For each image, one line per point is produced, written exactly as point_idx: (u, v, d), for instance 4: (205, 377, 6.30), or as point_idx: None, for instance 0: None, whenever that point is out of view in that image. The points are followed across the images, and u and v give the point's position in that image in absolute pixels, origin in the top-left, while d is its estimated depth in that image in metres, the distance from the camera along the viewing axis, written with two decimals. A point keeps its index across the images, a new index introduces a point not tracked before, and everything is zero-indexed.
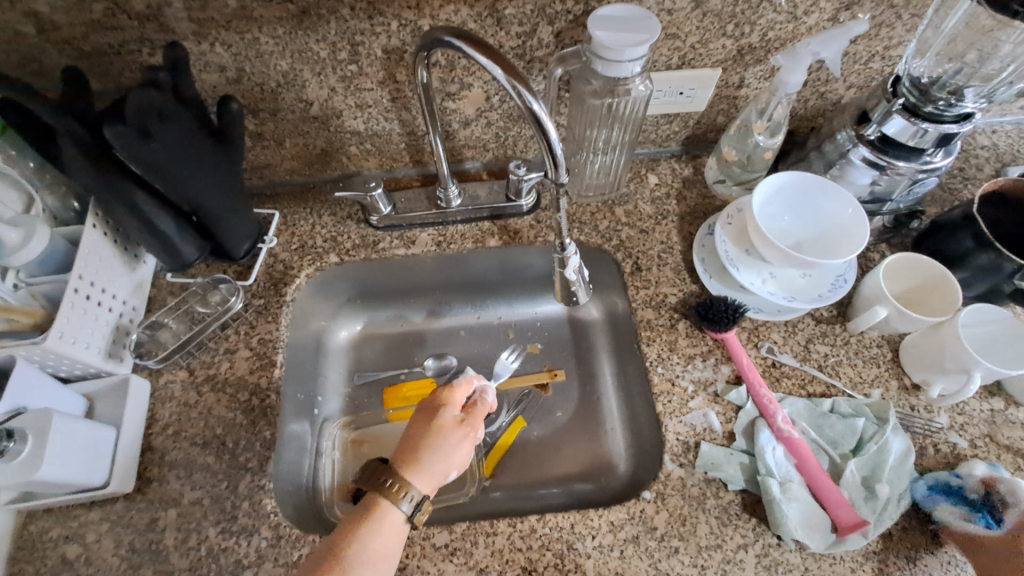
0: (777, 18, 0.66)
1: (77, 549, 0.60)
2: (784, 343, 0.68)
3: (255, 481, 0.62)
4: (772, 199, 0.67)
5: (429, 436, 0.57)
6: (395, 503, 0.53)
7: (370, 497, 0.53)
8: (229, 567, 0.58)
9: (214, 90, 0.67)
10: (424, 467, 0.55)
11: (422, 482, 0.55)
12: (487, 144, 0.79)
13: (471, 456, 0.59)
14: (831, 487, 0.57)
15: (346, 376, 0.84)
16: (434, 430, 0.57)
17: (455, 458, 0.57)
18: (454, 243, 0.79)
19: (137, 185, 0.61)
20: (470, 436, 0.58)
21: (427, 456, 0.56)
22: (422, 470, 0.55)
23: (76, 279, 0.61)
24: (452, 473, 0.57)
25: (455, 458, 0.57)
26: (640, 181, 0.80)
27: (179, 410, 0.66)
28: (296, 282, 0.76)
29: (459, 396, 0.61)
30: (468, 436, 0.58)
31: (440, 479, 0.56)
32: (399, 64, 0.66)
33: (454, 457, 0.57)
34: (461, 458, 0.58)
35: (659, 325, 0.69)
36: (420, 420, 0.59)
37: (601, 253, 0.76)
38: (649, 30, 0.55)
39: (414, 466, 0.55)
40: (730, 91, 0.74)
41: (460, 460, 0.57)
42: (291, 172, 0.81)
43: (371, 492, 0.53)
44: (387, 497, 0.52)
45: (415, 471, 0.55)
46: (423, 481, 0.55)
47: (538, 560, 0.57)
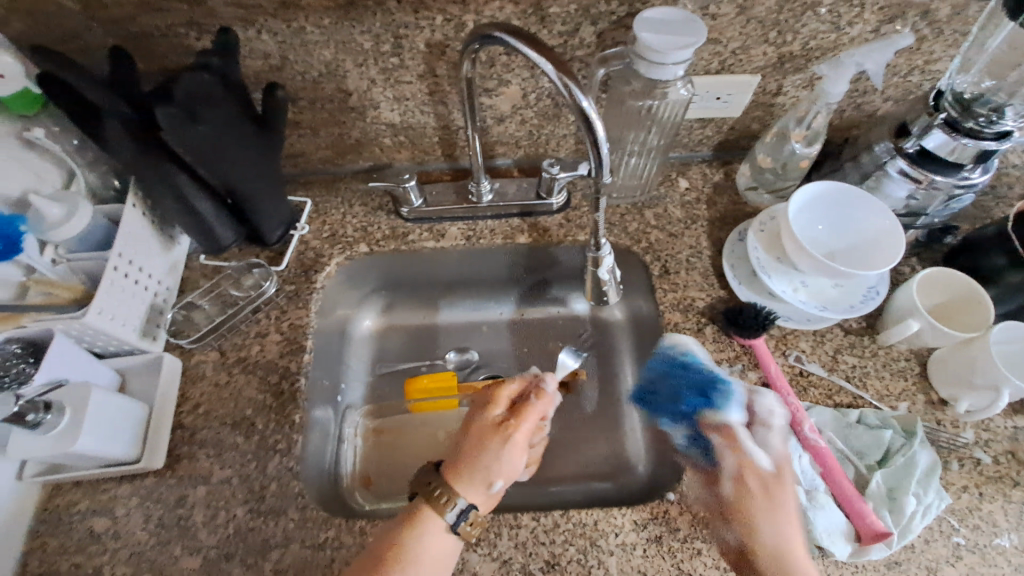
0: (820, 28, 0.66)
1: (106, 522, 0.61)
2: (812, 353, 0.68)
3: (283, 463, 0.63)
4: (806, 209, 0.67)
5: (473, 444, 0.58)
6: (439, 510, 0.55)
7: (417, 503, 0.55)
8: (256, 546, 0.59)
9: (257, 77, 0.68)
10: (467, 474, 0.56)
11: (467, 490, 0.56)
12: (520, 141, 0.80)
13: (520, 463, 0.58)
14: (859, 498, 0.57)
15: (369, 365, 0.85)
16: (478, 438, 0.58)
17: (498, 465, 0.56)
18: (483, 238, 0.79)
19: (178, 167, 0.62)
20: (510, 442, 0.58)
21: (470, 464, 0.56)
22: (467, 479, 0.56)
23: (116, 257, 0.62)
24: (498, 483, 0.56)
25: (498, 465, 0.56)
26: (671, 185, 0.80)
27: (210, 390, 0.68)
28: (326, 269, 0.77)
29: (500, 403, 0.61)
30: (508, 443, 0.57)
31: (486, 488, 0.56)
32: (440, 58, 0.67)
33: (498, 465, 0.56)
34: (509, 465, 0.57)
35: (686, 328, 0.70)
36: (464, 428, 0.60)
37: (629, 254, 0.76)
38: (698, 34, 0.56)
39: (458, 474, 0.56)
40: (767, 98, 0.74)
41: (504, 469, 0.56)
42: (324, 161, 0.82)
43: (418, 499, 0.56)
44: (431, 504, 0.55)
45: (458, 479, 0.56)
46: (467, 489, 0.56)
47: (561, 555, 0.58)
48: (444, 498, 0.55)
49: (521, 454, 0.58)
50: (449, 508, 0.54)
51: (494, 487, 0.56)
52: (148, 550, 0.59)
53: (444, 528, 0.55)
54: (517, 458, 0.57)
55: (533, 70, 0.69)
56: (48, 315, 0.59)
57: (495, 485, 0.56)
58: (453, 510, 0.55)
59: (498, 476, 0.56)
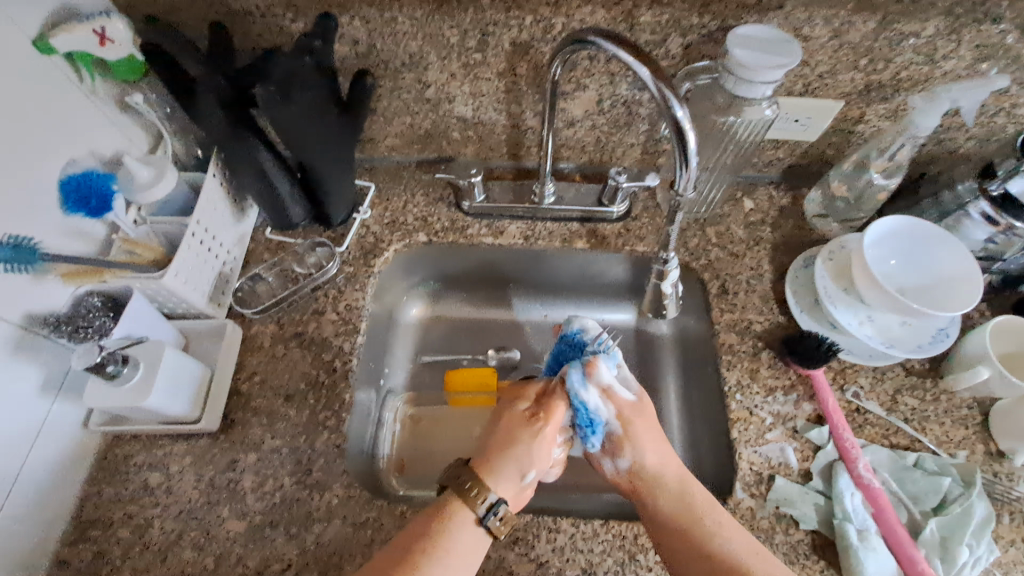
0: (913, 59, 0.64)
1: (160, 477, 0.63)
2: (870, 390, 0.66)
3: (332, 439, 0.65)
4: (881, 242, 0.65)
5: (503, 436, 0.59)
6: (471, 505, 0.54)
7: (447, 497, 0.55)
8: (300, 518, 0.60)
9: (342, 62, 0.69)
10: (500, 467, 0.57)
11: (500, 482, 0.56)
12: (586, 146, 0.80)
13: (548, 456, 0.60)
14: (912, 544, 0.56)
15: (413, 354, 0.85)
16: (510, 430, 0.60)
17: (531, 458, 0.58)
18: (541, 239, 0.79)
19: (260, 142, 0.64)
20: (542, 435, 0.59)
21: (503, 456, 0.58)
22: (499, 471, 0.57)
23: (195, 223, 0.65)
24: (531, 474, 0.58)
25: (531, 457, 0.58)
26: (735, 205, 0.79)
27: (266, 360, 0.70)
28: (385, 255, 0.78)
29: (529, 393, 0.63)
30: (540, 435, 0.59)
31: (519, 480, 0.57)
32: (523, 57, 0.68)
33: (530, 456, 0.58)
34: (540, 457, 0.59)
35: (742, 351, 0.69)
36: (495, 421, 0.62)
37: (688, 270, 0.75)
38: (791, 55, 0.55)
39: (491, 466, 0.57)
40: (847, 125, 0.73)
41: (536, 461, 0.58)
42: (391, 149, 0.83)
43: (449, 491, 0.55)
44: (463, 498, 0.54)
45: (492, 471, 0.57)
46: (501, 482, 0.56)
47: (598, 564, 0.58)
48: (473, 491, 0.55)
49: (551, 448, 0.60)
50: (479, 502, 0.54)
51: (526, 479, 0.57)
52: (198, 508, 0.61)
53: (473, 523, 0.54)
54: (546, 450, 0.59)
55: (613, 76, 0.69)
56: (129, 273, 0.61)
57: (528, 477, 0.58)
58: (485, 505, 0.54)
59: (530, 466, 0.58)
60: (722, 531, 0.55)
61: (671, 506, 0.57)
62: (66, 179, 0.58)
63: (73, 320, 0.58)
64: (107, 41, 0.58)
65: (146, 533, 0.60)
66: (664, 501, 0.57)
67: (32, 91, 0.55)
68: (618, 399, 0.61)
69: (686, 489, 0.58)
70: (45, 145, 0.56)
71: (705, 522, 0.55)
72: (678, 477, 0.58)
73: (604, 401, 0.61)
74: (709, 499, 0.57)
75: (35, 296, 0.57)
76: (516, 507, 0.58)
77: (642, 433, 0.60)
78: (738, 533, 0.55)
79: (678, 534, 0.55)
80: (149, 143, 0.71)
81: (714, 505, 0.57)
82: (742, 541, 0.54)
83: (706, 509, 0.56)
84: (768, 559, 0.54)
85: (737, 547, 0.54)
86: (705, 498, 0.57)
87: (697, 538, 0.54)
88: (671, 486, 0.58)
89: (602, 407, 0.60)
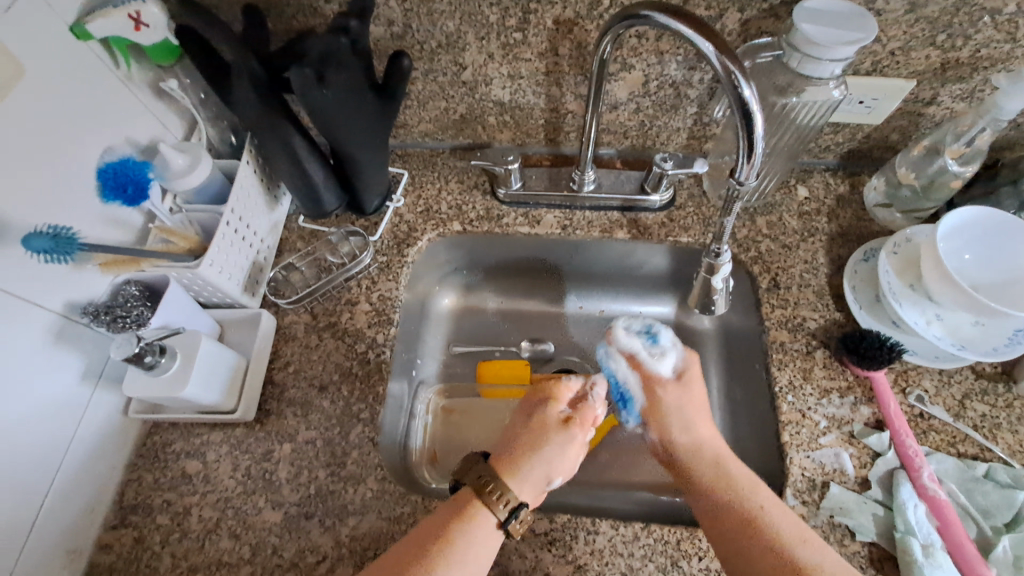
0: (997, 34, 0.59)
1: (197, 465, 0.63)
2: (936, 394, 0.62)
3: (365, 432, 0.64)
4: (953, 235, 0.60)
5: (532, 438, 0.56)
6: (491, 506, 0.52)
7: (467, 496, 0.53)
8: (335, 510, 0.60)
9: (378, 45, 0.67)
10: (526, 472, 0.54)
11: (524, 489, 0.53)
12: (629, 131, 0.76)
13: (576, 462, 0.57)
14: (982, 563, 0.51)
15: (445, 344, 0.84)
16: (540, 433, 0.56)
17: (561, 465, 0.55)
18: (579, 229, 0.76)
19: (293, 128, 0.62)
20: (574, 441, 0.57)
21: (530, 460, 0.54)
22: (526, 475, 0.54)
23: (229, 212, 0.64)
24: (556, 480, 0.55)
25: (559, 464, 0.55)
26: (788, 192, 0.75)
27: (300, 350, 0.69)
28: (418, 244, 0.76)
29: (564, 395, 0.60)
30: (572, 441, 0.56)
31: (544, 486, 0.55)
32: (566, 36, 0.64)
33: (558, 462, 0.55)
34: (567, 464, 0.56)
35: (794, 349, 0.65)
36: (522, 419, 0.58)
37: (736, 262, 0.72)
38: (867, 32, 0.51)
39: (516, 471, 0.54)
40: (916, 107, 0.68)
41: (565, 468, 0.56)
42: (425, 135, 0.81)
43: (468, 491, 0.53)
44: (485, 501, 0.52)
45: (515, 477, 0.54)
46: (526, 490, 0.53)
47: (638, 569, 0.55)
48: (496, 493, 0.52)
49: (578, 454, 0.57)
50: (501, 505, 0.52)
51: (551, 484, 0.55)
52: (234, 497, 0.61)
53: (493, 526, 0.51)
54: (576, 457, 0.57)
55: (662, 55, 0.65)
56: (165, 262, 0.60)
57: (551, 482, 0.55)
58: (507, 510, 0.52)
59: (557, 472, 0.55)
60: (763, 512, 0.51)
61: (706, 482, 0.54)
62: (103, 167, 0.57)
63: (111, 308, 0.56)
64: (142, 26, 0.57)
65: (185, 521, 0.60)
66: (705, 478, 0.55)
67: (70, 78, 0.54)
68: (646, 369, 0.60)
69: (723, 463, 0.55)
70: (83, 133, 0.56)
71: (747, 500, 0.52)
72: (714, 456, 0.56)
73: (631, 371, 0.61)
74: (751, 480, 0.54)
75: (73, 285, 0.57)
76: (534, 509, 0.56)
77: (671, 409, 0.58)
78: (784, 514, 0.51)
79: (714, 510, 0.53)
80: (185, 131, 0.70)
81: (759, 486, 0.53)
82: (788, 526, 0.50)
83: (751, 488, 0.53)
84: (819, 545, 0.49)
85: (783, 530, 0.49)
86: (747, 477, 0.54)
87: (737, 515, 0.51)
88: (708, 463, 0.55)
89: (629, 378, 0.60)
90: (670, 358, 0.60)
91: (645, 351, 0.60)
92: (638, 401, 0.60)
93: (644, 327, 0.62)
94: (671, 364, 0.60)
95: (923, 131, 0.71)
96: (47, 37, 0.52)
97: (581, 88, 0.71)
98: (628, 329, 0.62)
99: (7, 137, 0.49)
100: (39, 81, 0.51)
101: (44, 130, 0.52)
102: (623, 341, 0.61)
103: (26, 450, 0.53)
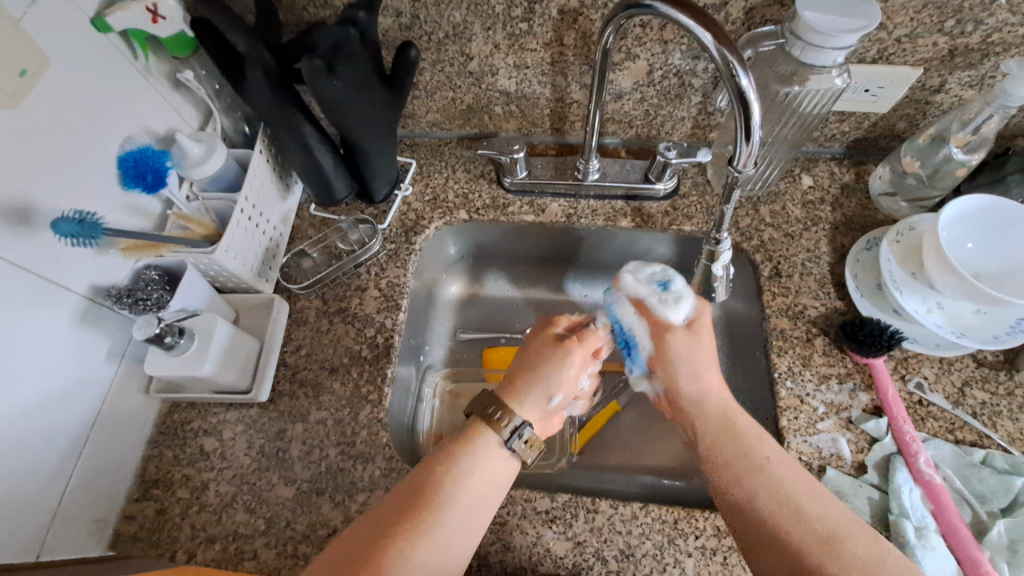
0: (1009, 19, 0.58)
1: (214, 443, 0.66)
2: (935, 381, 0.62)
3: (374, 413, 0.66)
4: (956, 223, 0.61)
5: (533, 359, 0.59)
6: (495, 428, 0.53)
7: (472, 423, 0.54)
8: (344, 487, 0.62)
9: (386, 35, 0.68)
10: (526, 389, 0.57)
11: (525, 407, 0.56)
12: (634, 121, 0.77)
13: (576, 379, 0.59)
14: (975, 545, 0.52)
15: (452, 330, 0.85)
16: (537, 354, 0.59)
17: (560, 380, 0.57)
18: (584, 217, 0.77)
19: (305, 117, 0.64)
20: (570, 358, 0.59)
21: (527, 378, 0.57)
22: (527, 394, 0.56)
23: (243, 199, 0.66)
24: (557, 396, 0.57)
25: (557, 380, 0.57)
26: (792, 181, 0.75)
27: (312, 335, 0.71)
28: (425, 232, 0.78)
29: (563, 323, 0.63)
30: (569, 358, 0.59)
31: (546, 402, 0.57)
32: (571, 26, 0.65)
33: (556, 378, 0.57)
34: (567, 380, 0.58)
35: (794, 336, 0.66)
36: (523, 347, 0.61)
37: (738, 252, 0.72)
38: (870, 18, 0.51)
39: (515, 391, 0.57)
40: (923, 95, 0.68)
41: (564, 383, 0.58)
42: (433, 125, 0.82)
43: (474, 417, 0.55)
44: (487, 422, 0.54)
45: (516, 394, 0.56)
46: (526, 406, 0.56)
47: (636, 546, 0.57)
48: (498, 415, 0.54)
49: (577, 372, 0.59)
50: (504, 426, 0.53)
51: (552, 400, 0.57)
52: (249, 474, 0.64)
53: (497, 446, 0.53)
54: (574, 374, 0.59)
55: (666, 44, 0.66)
56: (183, 248, 0.63)
57: (552, 399, 0.57)
58: (509, 428, 0.53)
59: (556, 389, 0.57)
60: (769, 464, 0.49)
61: (709, 434, 0.53)
62: (123, 154, 0.60)
63: (133, 291, 0.59)
64: (159, 18, 0.59)
65: (203, 495, 0.63)
66: (708, 432, 0.53)
67: (92, 67, 0.57)
68: (655, 314, 0.60)
69: (730, 418, 0.53)
70: (104, 119, 0.58)
71: (753, 452, 0.50)
72: (720, 404, 0.55)
73: (639, 318, 0.61)
74: (759, 435, 0.52)
75: (97, 269, 0.59)
76: (542, 432, 0.58)
77: (678, 354, 0.58)
78: (789, 467, 0.50)
79: (715, 461, 0.51)
80: (199, 120, 0.73)
81: (764, 437, 0.52)
82: (794, 477, 0.49)
83: (756, 440, 0.52)
84: (827, 497, 0.48)
85: (788, 483, 0.48)
86: (754, 429, 0.53)
87: (744, 470, 0.49)
88: (712, 414, 0.54)
89: (636, 324, 0.61)
90: (682, 305, 0.60)
91: (654, 297, 0.60)
92: (644, 348, 0.60)
93: (657, 274, 0.62)
94: (683, 312, 0.59)
95: (930, 119, 0.71)
96: (69, 28, 0.54)
97: (586, 78, 0.72)
98: (637, 275, 0.62)
99: (37, 122, 0.51)
100: (63, 70, 0.54)
101: (70, 115, 0.54)
102: (629, 285, 0.62)
103: (56, 423, 0.56)
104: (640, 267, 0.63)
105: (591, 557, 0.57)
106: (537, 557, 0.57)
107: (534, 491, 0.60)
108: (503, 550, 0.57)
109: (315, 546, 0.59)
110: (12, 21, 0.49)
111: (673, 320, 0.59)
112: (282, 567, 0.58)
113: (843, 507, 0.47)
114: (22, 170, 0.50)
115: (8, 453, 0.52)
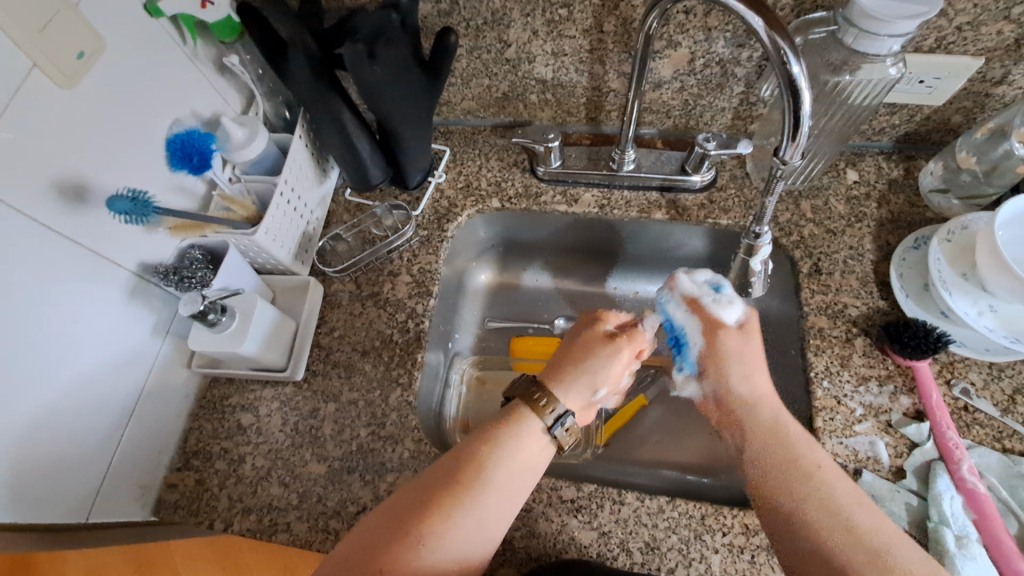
0: None
1: (251, 419, 0.68)
2: (983, 387, 0.60)
3: (403, 396, 0.67)
4: (1015, 223, 0.58)
5: (580, 351, 0.57)
6: (539, 414, 0.54)
7: (515, 405, 0.55)
8: (374, 466, 0.63)
9: (426, 21, 0.69)
10: (571, 380, 0.56)
11: (569, 396, 0.55)
12: (672, 111, 0.75)
13: (621, 375, 0.58)
14: (1020, 557, 0.50)
15: (480, 319, 0.86)
16: (585, 344, 0.58)
17: (606, 374, 0.56)
18: (617, 208, 0.76)
19: (344, 103, 0.64)
20: (619, 356, 0.57)
21: (573, 371, 0.56)
22: (573, 386, 0.56)
23: (283, 183, 0.67)
24: (601, 390, 0.56)
25: (603, 373, 0.56)
26: (836, 175, 0.73)
27: (345, 317, 0.73)
28: (458, 220, 0.78)
29: (615, 320, 0.60)
30: (617, 356, 0.57)
31: (589, 394, 0.56)
32: (612, 12, 0.64)
33: (603, 373, 0.56)
34: (612, 375, 0.57)
35: (833, 336, 0.64)
36: (570, 338, 0.60)
37: (777, 247, 0.70)
38: (930, 3, 0.49)
39: (560, 379, 0.56)
40: (983, 87, 0.64)
41: (611, 378, 0.57)
42: (467, 113, 0.82)
43: (518, 401, 0.55)
44: (532, 408, 0.54)
45: (561, 384, 0.56)
46: (571, 396, 0.55)
47: (662, 540, 0.57)
48: (543, 401, 0.54)
49: (623, 368, 0.58)
50: (548, 412, 0.54)
51: (597, 394, 0.56)
52: (283, 450, 0.66)
53: (540, 432, 0.53)
54: (621, 370, 0.58)
55: (709, 31, 0.64)
56: (225, 229, 0.64)
57: (596, 392, 0.56)
58: (554, 416, 0.54)
59: (602, 383, 0.56)
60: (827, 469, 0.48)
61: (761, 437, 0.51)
62: (171, 137, 0.62)
63: (178, 270, 0.61)
64: (207, 3, 0.61)
65: (239, 467, 0.65)
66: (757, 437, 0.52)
67: (144, 53, 0.59)
68: (708, 313, 0.58)
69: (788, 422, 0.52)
70: (155, 102, 0.60)
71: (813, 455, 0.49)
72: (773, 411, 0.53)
73: (690, 316, 0.59)
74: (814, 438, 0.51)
75: (145, 247, 0.62)
76: (580, 422, 0.57)
77: (729, 355, 0.56)
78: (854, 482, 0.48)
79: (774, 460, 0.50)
80: (243, 105, 0.75)
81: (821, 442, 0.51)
82: (844, 491, 0.48)
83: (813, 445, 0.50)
84: (877, 512, 0.46)
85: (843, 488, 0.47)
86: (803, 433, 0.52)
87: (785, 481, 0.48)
88: (768, 416, 0.52)
89: (688, 321, 0.59)
90: (735, 307, 0.58)
91: (708, 297, 0.59)
92: (695, 346, 0.58)
93: (707, 277, 0.60)
94: (736, 313, 0.58)
95: (988, 114, 0.68)
96: (125, 13, 0.56)
97: (624, 66, 0.71)
98: (693, 277, 0.61)
99: (93, 103, 0.54)
100: (117, 53, 0.55)
101: (123, 97, 0.56)
102: (684, 285, 0.60)
103: (108, 395, 0.59)
104: (693, 271, 0.61)
105: (616, 547, 0.57)
106: (560, 545, 0.57)
107: (559, 480, 0.61)
108: (528, 536, 0.58)
109: (346, 522, 0.61)
110: (70, 4, 0.51)
111: (727, 324, 0.57)
112: (313, 540, 0.60)
113: (879, 516, 0.46)
114: (80, 149, 0.53)
115: (62, 419, 0.54)
